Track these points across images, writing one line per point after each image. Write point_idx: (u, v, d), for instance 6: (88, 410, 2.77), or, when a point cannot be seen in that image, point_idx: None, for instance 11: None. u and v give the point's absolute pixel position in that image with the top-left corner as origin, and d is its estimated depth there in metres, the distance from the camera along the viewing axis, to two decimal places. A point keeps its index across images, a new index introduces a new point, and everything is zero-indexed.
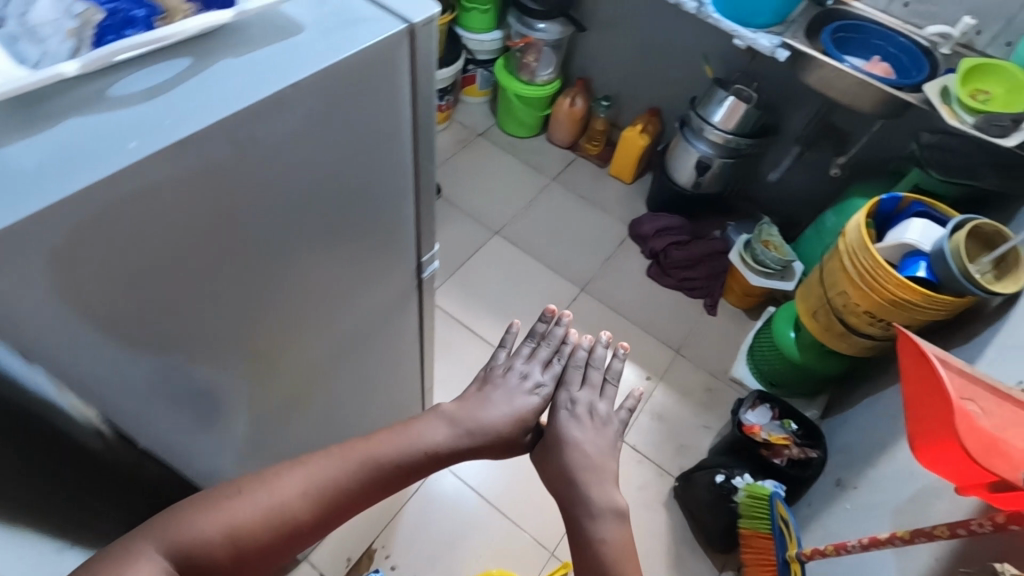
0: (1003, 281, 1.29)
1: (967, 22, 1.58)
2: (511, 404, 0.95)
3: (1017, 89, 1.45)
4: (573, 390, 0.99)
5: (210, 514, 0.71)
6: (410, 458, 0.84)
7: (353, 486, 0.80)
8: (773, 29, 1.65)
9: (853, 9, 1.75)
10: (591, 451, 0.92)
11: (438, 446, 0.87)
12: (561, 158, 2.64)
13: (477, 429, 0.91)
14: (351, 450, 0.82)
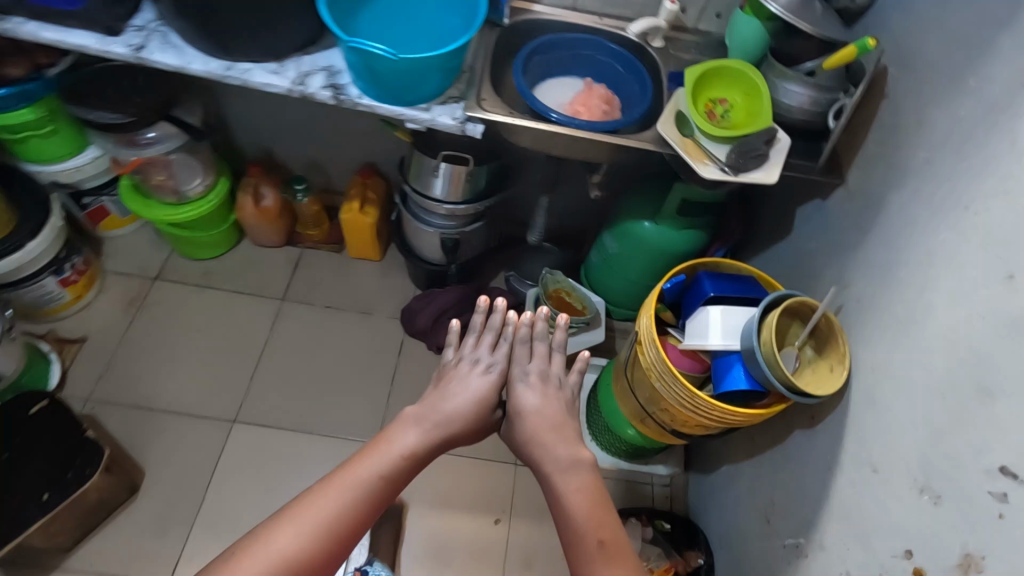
0: (827, 362, 1.05)
1: (670, 9, 1.23)
2: (469, 391, 1.09)
3: (755, 95, 1.15)
4: (523, 364, 1.13)
5: (242, 568, 0.80)
6: (397, 461, 0.96)
7: (358, 511, 0.88)
8: (448, 96, 1.15)
9: (538, 15, 1.32)
10: (544, 408, 1.07)
11: (419, 440, 1.00)
12: (283, 262, 2.00)
13: (444, 411, 1.05)
14: (349, 477, 0.91)
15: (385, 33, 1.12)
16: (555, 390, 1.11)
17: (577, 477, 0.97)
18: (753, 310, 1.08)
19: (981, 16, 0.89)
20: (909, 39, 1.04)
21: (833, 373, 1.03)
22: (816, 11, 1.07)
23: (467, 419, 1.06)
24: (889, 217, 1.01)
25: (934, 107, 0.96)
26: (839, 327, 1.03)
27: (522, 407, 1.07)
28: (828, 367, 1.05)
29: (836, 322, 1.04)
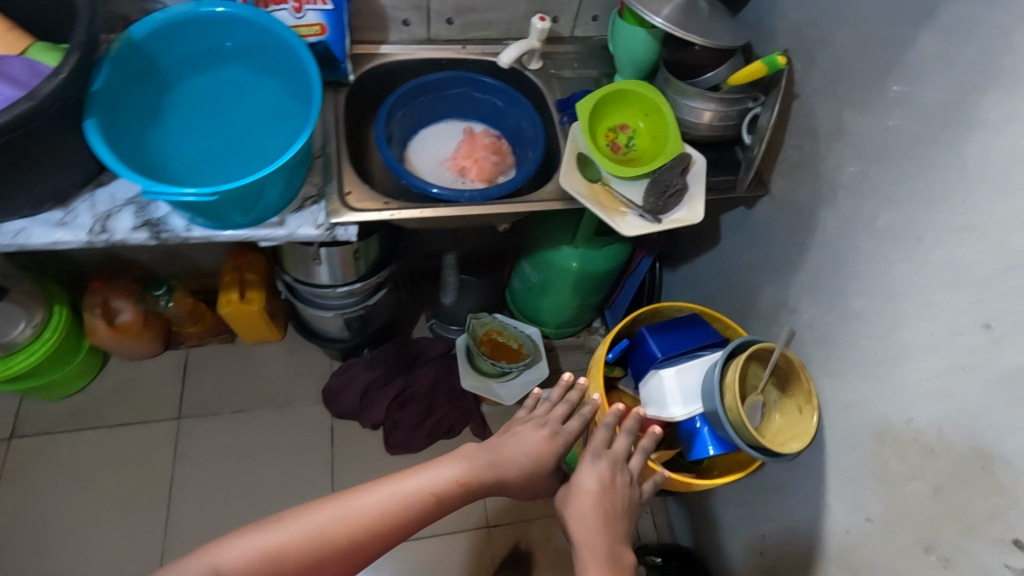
0: (794, 402, 0.96)
1: (541, 27, 1.04)
2: (528, 447, 0.87)
3: (659, 117, 1.01)
4: (597, 449, 0.88)
5: (241, 540, 0.70)
6: (449, 487, 0.80)
7: (390, 524, 0.76)
8: (304, 197, 0.92)
9: (389, 56, 1.09)
10: (600, 497, 0.83)
11: (480, 474, 0.83)
12: (168, 371, 1.70)
13: (513, 448, 0.87)
14: (397, 486, 0.78)
15: (197, 144, 0.88)
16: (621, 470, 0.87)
17: (605, 541, 0.80)
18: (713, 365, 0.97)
19: (889, 10, 0.77)
20: (809, 30, 0.92)
21: (802, 414, 0.94)
22: (706, 13, 0.93)
23: (525, 468, 0.86)
24: (827, 235, 0.92)
25: (853, 111, 0.85)
26: (800, 363, 0.94)
27: (584, 475, 0.85)
28: (796, 408, 0.95)
29: (800, 367, 0.94)
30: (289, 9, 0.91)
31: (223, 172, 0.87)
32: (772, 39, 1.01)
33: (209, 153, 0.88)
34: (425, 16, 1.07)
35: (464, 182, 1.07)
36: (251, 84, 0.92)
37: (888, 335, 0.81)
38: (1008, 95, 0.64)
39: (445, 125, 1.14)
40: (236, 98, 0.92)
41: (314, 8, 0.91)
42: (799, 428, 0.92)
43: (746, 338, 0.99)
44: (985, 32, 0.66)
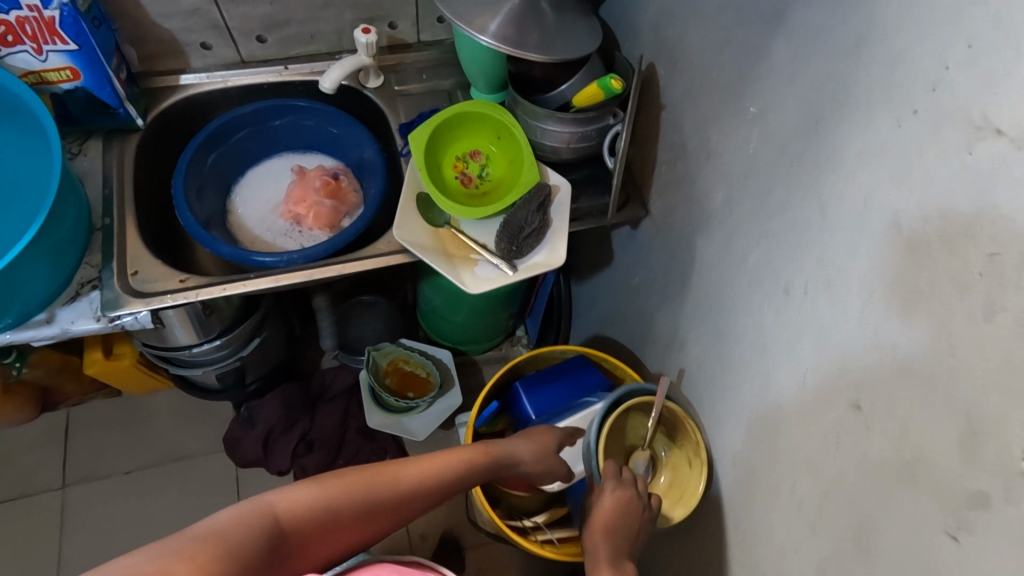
0: (683, 454, 0.87)
1: (367, 40, 0.88)
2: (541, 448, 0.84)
3: (513, 141, 0.86)
4: (610, 483, 0.80)
5: (301, 484, 0.62)
6: (472, 464, 0.77)
7: (429, 487, 0.71)
8: (80, 281, 0.76)
9: (194, 86, 0.91)
10: (614, 532, 0.77)
11: (499, 456, 0.81)
12: (47, 438, 1.50)
13: (529, 442, 0.85)
14: (434, 454, 0.74)
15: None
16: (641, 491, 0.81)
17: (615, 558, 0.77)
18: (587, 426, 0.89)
19: (739, 10, 0.64)
20: (669, 29, 0.78)
21: (691, 468, 0.84)
22: (543, 18, 0.78)
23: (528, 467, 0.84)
24: (705, 270, 0.79)
25: (716, 130, 0.72)
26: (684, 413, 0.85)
27: (605, 491, 0.79)
28: (685, 459, 0.87)
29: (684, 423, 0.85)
30: (28, 50, 0.73)
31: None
32: (637, 35, 0.86)
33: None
34: (228, 36, 0.88)
35: (301, 233, 0.92)
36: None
37: (763, 393, 0.71)
38: (862, 134, 0.50)
39: (279, 162, 0.98)
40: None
41: (54, 48, 0.72)
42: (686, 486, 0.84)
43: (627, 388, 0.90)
44: (832, 49, 0.52)
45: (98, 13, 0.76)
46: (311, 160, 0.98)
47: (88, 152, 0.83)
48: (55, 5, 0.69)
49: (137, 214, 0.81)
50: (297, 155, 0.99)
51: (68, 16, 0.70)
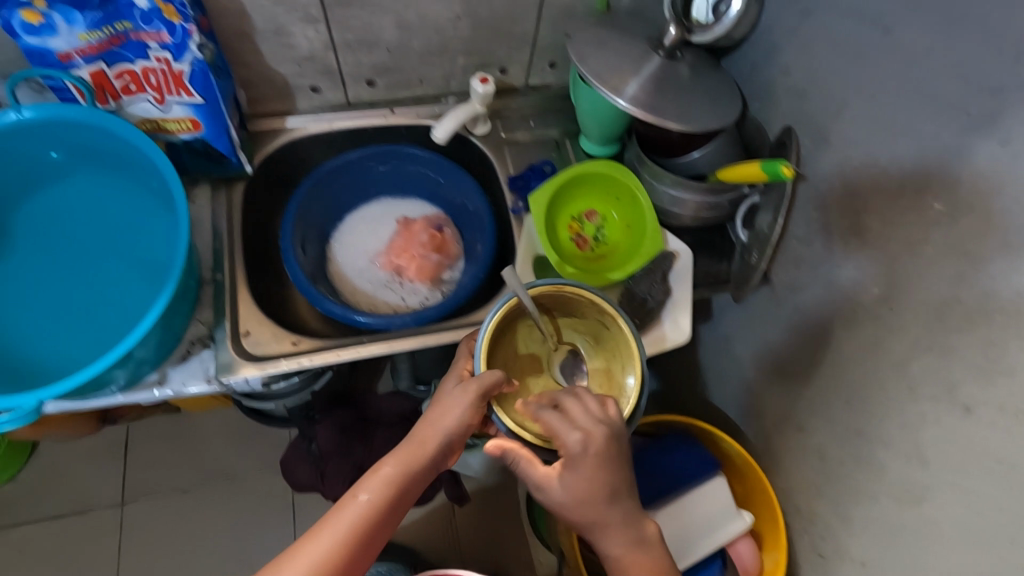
0: (593, 320, 0.72)
1: (483, 90, 0.83)
2: (441, 418, 0.64)
3: (635, 206, 0.83)
4: (570, 429, 0.59)
5: None
6: (393, 502, 0.62)
7: (350, 560, 0.58)
8: (190, 339, 0.73)
9: (300, 129, 0.88)
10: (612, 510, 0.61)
11: (418, 467, 0.64)
12: (86, 458, 1.39)
13: (436, 426, 0.65)
14: (339, 518, 0.59)
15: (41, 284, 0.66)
16: (613, 426, 0.60)
17: (609, 522, 0.61)
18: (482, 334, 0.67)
19: (927, 101, 0.59)
20: (820, 100, 0.73)
21: (612, 330, 0.70)
22: (687, 82, 0.73)
23: (454, 444, 0.67)
24: (843, 358, 0.74)
25: (877, 216, 0.67)
26: (557, 284, 0.69)
27: (577, 453, 0.59)
28: (600, 324, 0.72)
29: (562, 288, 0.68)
30: (150, 99, 0.70)
31: (76, 315, 0.64)
32: (772, 98, 0.81)
33: (54, 294, 0.66)
34: (338, 80, 0.85)
35: (403, 285, 0.88)
36: (100, 189, 0.69)
37: (914, 505, 0.66)
38: None
39: (378, 207, 0.94)
40: (83, 209, 0.69)
41: (178, 100, 0.70)
42: (623, 359, 0.70)
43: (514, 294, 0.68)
44: None
45: (220, 63, 0.72)
46: (411, 206, 0.94)
47: (196, 199, 0.80)
48: (188, 60, 0.66)
49: (245, 269, 0.79)
50: (395, 199, 0.95)
51: (198, 70, 0.67)
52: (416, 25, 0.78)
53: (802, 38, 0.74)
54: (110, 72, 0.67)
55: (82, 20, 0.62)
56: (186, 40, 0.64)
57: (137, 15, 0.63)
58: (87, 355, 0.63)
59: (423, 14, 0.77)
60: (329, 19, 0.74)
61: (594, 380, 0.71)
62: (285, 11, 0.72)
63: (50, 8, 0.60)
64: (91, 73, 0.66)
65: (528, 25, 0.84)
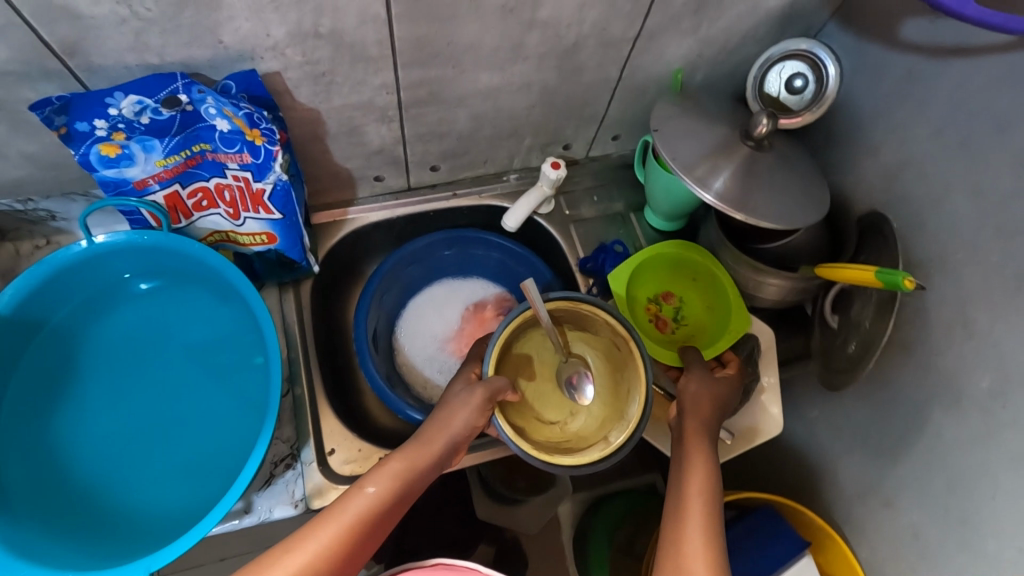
0: (606, 339, 0.71)
1: (555, 175, 0.81)
2: (449, 421, 0.63)
3: (716, 283, 0.81)
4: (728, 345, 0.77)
5: None
6: (400, 498, 0.58)
7: (349, 555, 0.54)
8: (273, 460, 0.69)
9: (362, 219, 0.85)
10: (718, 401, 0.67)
11: (424, 466, 0.62)
12: None
13: (445, 426, 0.63)
14: (341, 511, 0.55)
15: (118, 413, 0.62)
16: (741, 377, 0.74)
17: (700, 428, 0.64)
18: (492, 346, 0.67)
19: None
20: (914, 185, 0.71)
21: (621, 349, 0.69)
22: (778, 172, 0.70)
23: (460, 444, 0.65)
24: (941, 446, 0.71)
25: (986, 311, 0.64)
26: (573, 298, 0.69)
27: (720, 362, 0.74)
28: (611, 344, 0.71)
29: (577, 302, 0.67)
30: (222, 213, 0.66)
31: (164, 447, 0.61)
32: (855, 175, 0.79)
33: (138, 424, 0.62)
34: (404, 169, 0.82)
35: None
36: (178, 309, 0.66)
37: None
38: None
39: (440, 289, 0.91)
40: (159, 329, 0.65)
41: (255, 216, 0.66)
42: (627, 375, 0.68)
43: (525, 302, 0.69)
44: None
45: (294, 170, 0.69)
46: (475, 286, 0.91)
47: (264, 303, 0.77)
48: (271, 180, 0.62)
49: (321, 376, 0.75)
50: (458, 280, 0.92)
51: (280, 189, 0.64)
52: (491, 115, 0.75)
53: (891, 120, 0.73)
54: (184, 192, 0.63)
55: (160, 147, 0.57)
56: (269, 161, 0.61)
57: (218, 138, 0.59)
58: (183, 489, 0.59)
59: (500, 106, 0.74)
60: (405, 117, 0.71)
61: (599, 398, 0.69)
62: (363, 114, 0.68)
63: (128, 139, 0.56)
64: (165, 195, 0.62)
65: (600, 106, 0.81)
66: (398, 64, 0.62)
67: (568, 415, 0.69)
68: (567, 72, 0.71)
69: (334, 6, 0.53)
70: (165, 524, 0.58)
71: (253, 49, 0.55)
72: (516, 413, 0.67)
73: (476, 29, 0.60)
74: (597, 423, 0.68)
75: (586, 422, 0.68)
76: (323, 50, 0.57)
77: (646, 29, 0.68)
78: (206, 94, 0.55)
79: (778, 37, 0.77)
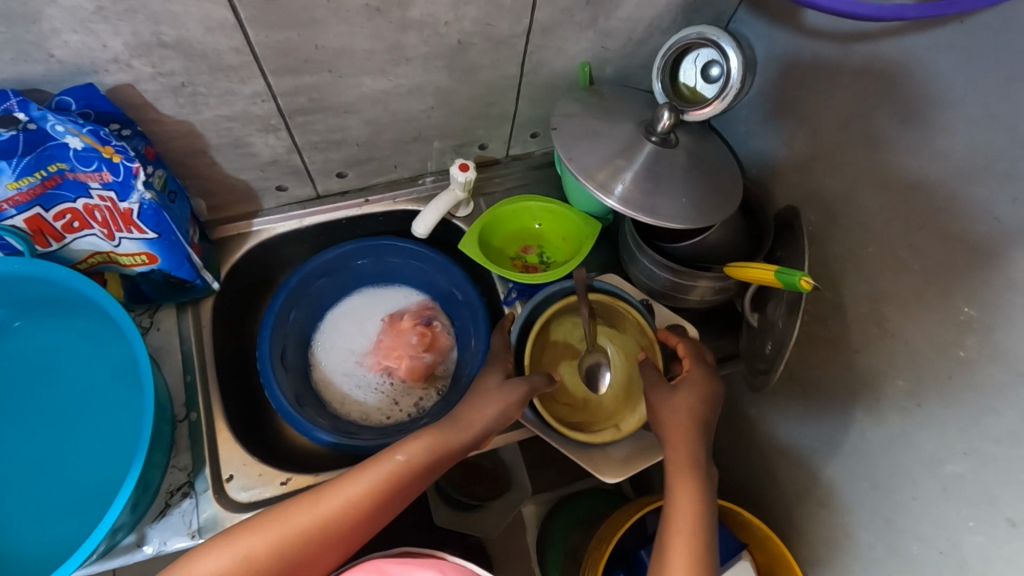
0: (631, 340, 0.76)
1: (465, 178, 0.77)
2: (482, 411, 0.63)
3: (558, 215, 0.84)
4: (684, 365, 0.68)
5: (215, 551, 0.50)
6: (429, 470, 0.58)
7: (375, 513, 0.55)
8: (168, 489, 0.66)
9: (269, 231, 0.81)
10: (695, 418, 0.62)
11: (452, 446, 0.60)
12: None
13: (479, 411, 0.63)
14: (353, 477, 0.56)
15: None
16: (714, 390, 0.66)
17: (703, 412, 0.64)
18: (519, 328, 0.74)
19: (946, 194, 0.55)
20: (826, 178, 0.68)
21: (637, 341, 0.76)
22: (684, 169, 0.68)
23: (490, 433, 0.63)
24: (864, 447, 0.68)
25: (896, 307, 0.61)
26: (615, 297, 0.75)
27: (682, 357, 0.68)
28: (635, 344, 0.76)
29: (615, 306, 0.75)
30: (97, 234, 0.63)
31: (35, 485, 0.58)
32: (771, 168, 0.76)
33: (4, 463, 0.58)
34: (307, 178, 0.78)
35: (394, 386, 0.83)
36: (53, 338, 0.63)
37: None
38: None
39: (361, 298, 0.88)
40: (32, 360, 0.62)
41: (130, 236, 0.63)
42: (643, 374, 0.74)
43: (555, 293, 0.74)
44: None
45: (173, 185, 0.65)
46: (396, 295, 0.89)
47: (161, 325, 0.73)
48: (136, 199, 0.59)
49: (222, 398, 0.72)
50: (379, 289, 0.89)
51: (148, 208, 0.60)
52: (387, 119, 0.72)
53: (801, 109, 0.70)
54: (48, 214, 0.59)
55: (9, 169, 0.53)
56: (130, 179, 0.57)
57: (73, 156, 0.55)
58: (56, 528, 0.56)
59: (394, 110, 0.71)
60: (292, 125, 0.68)
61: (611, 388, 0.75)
62: (243, 124, 0.65)
63: None
64: (26, 219, 0.59)
65: (507, 105, 0.78)
66: (265, 70, 0.59)
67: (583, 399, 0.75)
68: (459, 72, 0.68)
69: (171, 14, 0.50)
70: (27, 569, 0.54)
71: (94, 61, 0.52)
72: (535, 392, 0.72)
73: (342, 31, 0.57)
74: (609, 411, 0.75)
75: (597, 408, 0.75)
76: (176, 60, 0.54)
77: (536, 24, 0.65)
78: (46, 111, 0.51)
79: (685, 27, 0.74)
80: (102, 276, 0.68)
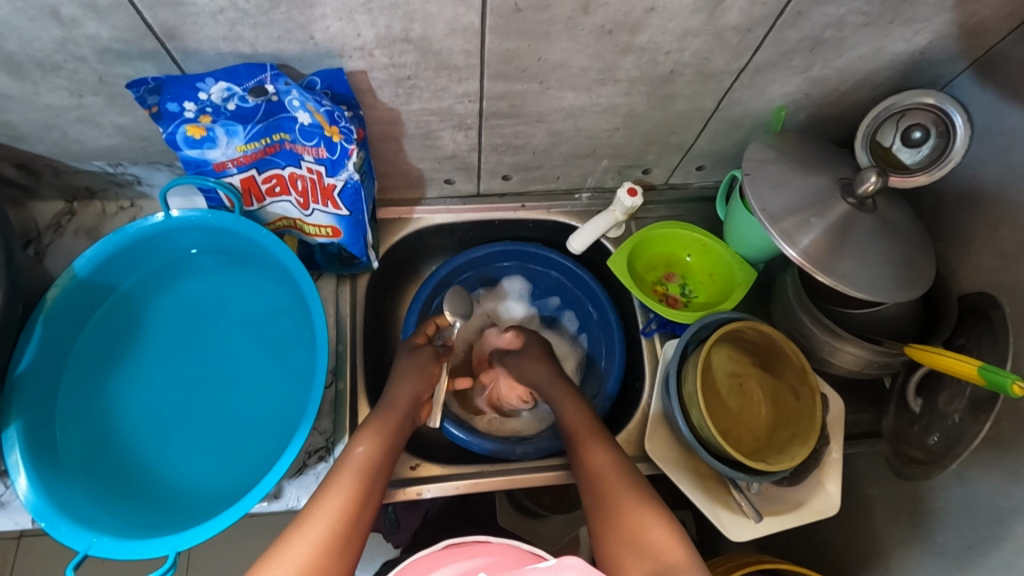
0: (783, 385, 0.72)
1: (629, 203, 0.77)
2: (410, 377, 0.69)
3: (710, 250, 0.82)
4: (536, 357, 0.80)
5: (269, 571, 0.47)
6: (386, 449, 0.60)
7: (372, 488, 0.56)
8: (308, 449, 0.69)
9: (427, 220, 0.84)
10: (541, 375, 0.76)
11: (392, 428, 0.63)
12: None
13: (399, 394, 0.67)
14: (341, 474, 0.56)
15: (167, 383, 0.64)
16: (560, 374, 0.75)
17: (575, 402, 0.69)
18: (679, 342, 0.73)
19: None
20: None
21: (801, 400, 0.70)
22: (874, 235, 0.64)
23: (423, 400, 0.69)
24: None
25: None
26: (779, 337, 0.71)
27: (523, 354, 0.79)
28: (787, 393, 0.72)
29: (787, 345, 0.70)
30: (292, 202, 0.67)
31: (205, 420, 0.63)
32: (964, 248, 0.70)
33: (186, 396, 0.64)
34: (474, 175, 0.79)
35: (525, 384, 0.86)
36: (238, 292, 0.68)
37: None
38: None
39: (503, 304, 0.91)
40: (218, 308, 0.67)
41: (323, 209, 0.66)
42: (801, 420, 0.69)
43: (726, 318, 0.73)
44: None
45: (366, 167, 0.67)
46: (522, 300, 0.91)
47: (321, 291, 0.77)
48: (342, 177, 0.62)
49: (363, 371, 0.76)
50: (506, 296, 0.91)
51: (350, 187, 0.63)
52: (569, 133, 0.72)
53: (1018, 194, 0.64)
54: (259, 177, 0.64)
55: (242, 132, 0.58)
56: (344, 158, 0.60)
57: (299, 130, 0.59)
58: (222, 466, 0.61)
59: (581, 125, 0.71)
60: (483, 127, 0.69)
61: (755, 431, 0.71)
62: (440, 119, 0.67)
63: (214, 122, 0.57)
64: (241, 179, 0.63)
65: (687, 136, 0.76)
66: (484, 74, 0.60)
67: (729, 431, 0.70)
68: (657, 99, 0.67)
69: (425, 14, 0.51)
70: (198, 502, 0.59)
71: (342, 47, 0.54)
72: (688, 401, 0.69)
73: (567, 48, 0.57)
74: (749, 448, 0.70)
75: (742, 438, 0.70)
76: (410, 54, 0.56)
77: (753, 64, 0.63)
78: (292, 87, 0.54)
79: (902, 86, 0.69)
80: (282, 239, 0.72)
